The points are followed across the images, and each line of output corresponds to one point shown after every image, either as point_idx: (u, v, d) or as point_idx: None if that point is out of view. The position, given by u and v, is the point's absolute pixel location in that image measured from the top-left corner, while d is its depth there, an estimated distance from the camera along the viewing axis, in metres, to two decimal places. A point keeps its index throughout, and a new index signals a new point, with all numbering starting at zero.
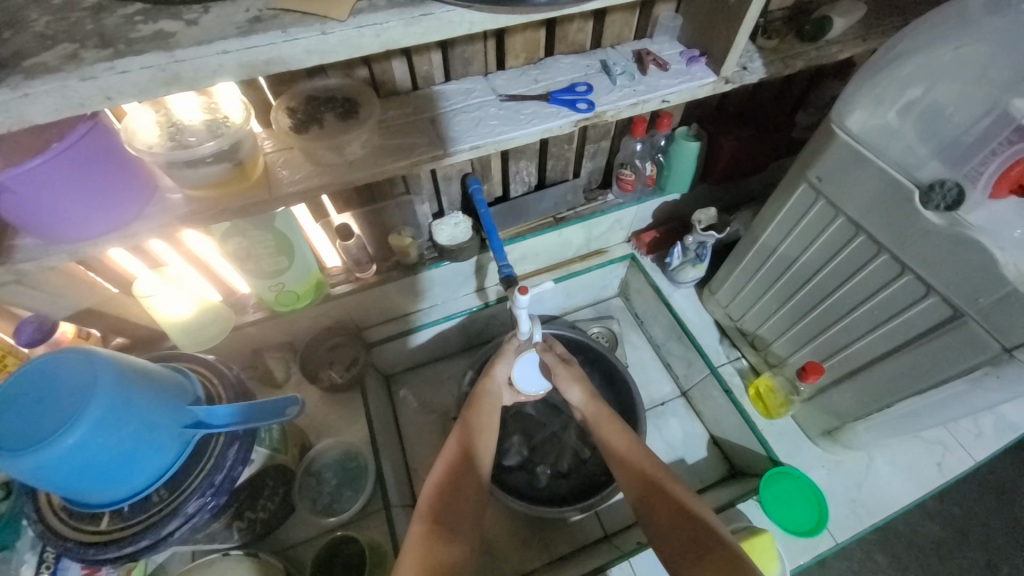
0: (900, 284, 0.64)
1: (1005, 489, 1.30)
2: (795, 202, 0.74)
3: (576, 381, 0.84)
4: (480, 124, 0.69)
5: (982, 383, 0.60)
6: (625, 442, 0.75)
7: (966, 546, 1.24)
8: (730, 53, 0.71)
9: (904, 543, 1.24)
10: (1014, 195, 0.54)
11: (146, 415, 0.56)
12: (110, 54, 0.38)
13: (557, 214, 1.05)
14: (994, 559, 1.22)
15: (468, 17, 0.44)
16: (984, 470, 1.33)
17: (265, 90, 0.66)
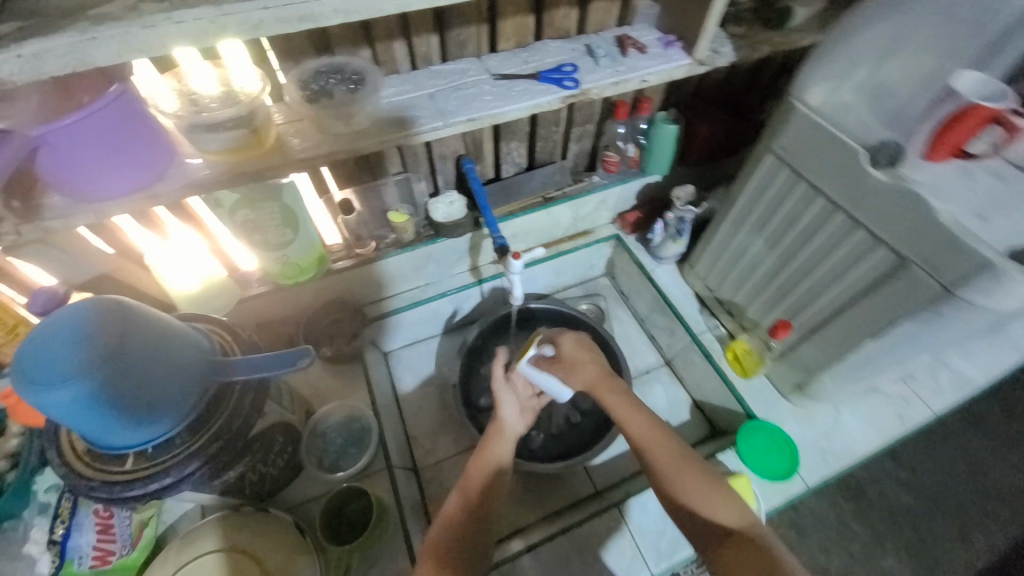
0: (853, 240, 0.71)
1: (975, 461, 1.42)
2: (763, 173, 0.81)
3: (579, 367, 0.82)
4: (475, 99, 0.75)
5: (928, 323, 0.66)
6: (640, 419, 0.73)
7: (940, 515, 1.35)
8: (702, 36, 0.78)
9: (880, 512, 1.36)
10: (947, 157, 0.62)
11: (173, 364, 0.62)
12: (167, 7, 0.43)
13: (546, 195, 1.11)
14: (968, 526, 1.34)
15: None
16: (956, 444, 1.44)
17: (268, 47, 0.69)
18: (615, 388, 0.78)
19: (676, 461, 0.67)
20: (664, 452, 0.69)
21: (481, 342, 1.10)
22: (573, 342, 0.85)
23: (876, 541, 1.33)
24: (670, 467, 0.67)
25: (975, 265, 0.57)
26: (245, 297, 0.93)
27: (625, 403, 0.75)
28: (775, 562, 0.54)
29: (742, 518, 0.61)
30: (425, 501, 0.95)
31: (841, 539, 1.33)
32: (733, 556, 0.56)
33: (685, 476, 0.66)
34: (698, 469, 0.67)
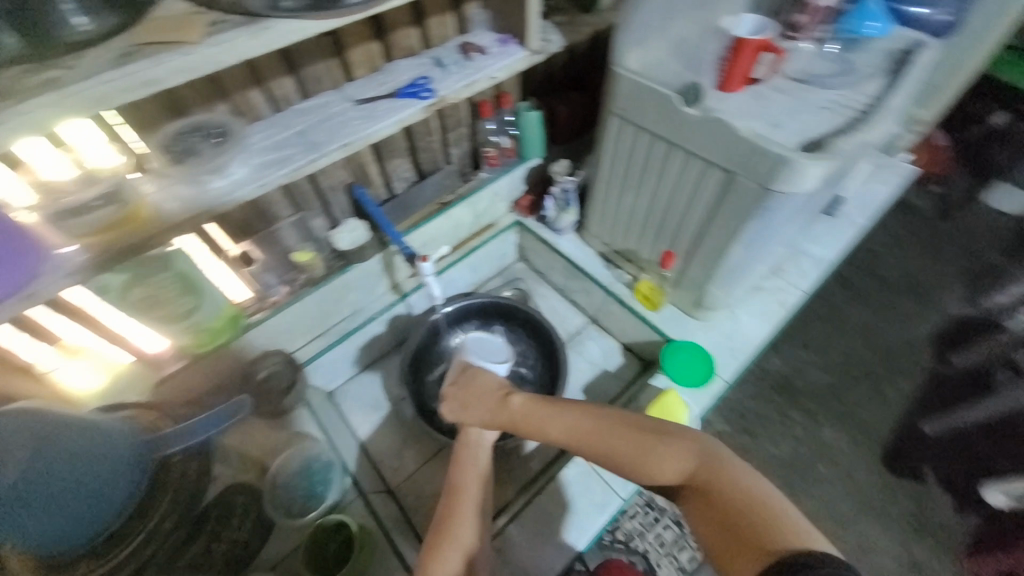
0: (693, 169, 0.85)
1: (866, 330, 1.75)
2: (613, 134, 0.94)
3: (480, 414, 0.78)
4: (343, 126, 0.79)
5: (764, 218, 0.81)
6: (558, 422, 0.70)
7: (853, 381, 1.65)
8: (529, 29, 0.89)
9: (808, 395, 1.63)
10: (731, 89, 0.80)
11: (116, 447, 0.69)
12: (9, 100, 0.44)
13: (441, 200, 1.16)
14: (878, 385, 1.64)
15: (304, 26, 0.54)
16: (848, 321, 1.77)
17: (116, 120, 0.69)
18: (516, 410, 0.74)
19: (608, 443, 0.66)
20: (596, 441, 0.67)
21: (420, 352, 1.13)
22: (458, 401, 0.80)
23: (811, 419, 1.59)
24: (608, 452, 0.66)
25: (775, 161, 0.72)
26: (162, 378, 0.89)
27: (534, 417, 0.72)
28: (728, 496, 0.56)
29: (685, 461, 0.61)
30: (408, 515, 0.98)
31: (784, 429, 1.58)
32: (696, 504, 0.59)
33: (623, 450, 0.65)
34: (628, 436, 0.65)
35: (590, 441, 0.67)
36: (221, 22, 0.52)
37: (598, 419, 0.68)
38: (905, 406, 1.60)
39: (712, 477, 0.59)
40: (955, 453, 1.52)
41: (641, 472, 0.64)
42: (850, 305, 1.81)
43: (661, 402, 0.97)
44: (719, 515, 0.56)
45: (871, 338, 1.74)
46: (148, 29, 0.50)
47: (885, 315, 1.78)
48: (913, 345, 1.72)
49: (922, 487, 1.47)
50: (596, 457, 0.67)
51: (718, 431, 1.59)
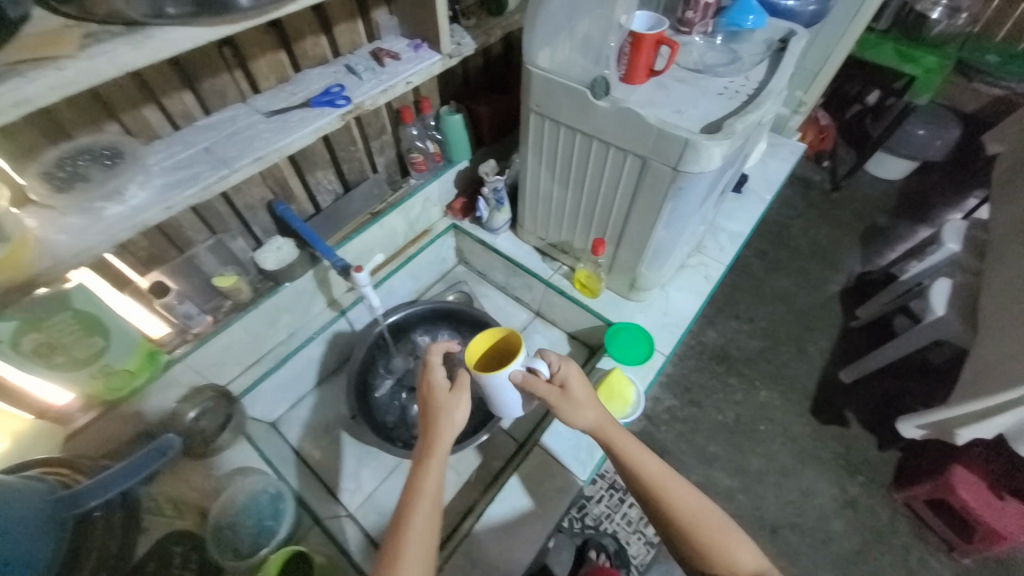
0: (612, 157, 0.89)
1: (783, 295, 1.94)
2: (534, 130, 0.97)
3: (587, 401, 0.75)
4: (255, 140, 0.76)
5: (679, 198, 0.87)
6: (654, 466, 0.72)
7: (780, 344, 1.81)
8: (440, 32, 0.90)
9: (743, 361, 1.77)
10: (632, 84, 0.87)
11: (26, 504, 0.61)
12: None
13: (372, 210, 1.15)
14: (800, 344, 1.82)
15: (192, 35, 0.51)
16: (768, 289, 1.95)
17: None
18: (622, 431, 0.75)
19: (697, 514, 0.69)
20: (682, 507, 0.70)
21: (368, 368, 1.10)
22: (583, 375, 0.77)
23: (748, 383, 1.72)
24: (696, 521, 0.69)
25: (683, 145, 0.77)
26: (74, 432, 0.81)
27: (639, 450, 0.73)
28: None
29: (753, 560, 0.67)
30: (371, 535, 0.95)
31: (726, 395, 1.70)
32: None
33: (709, 527, 0.68)
34: (713, 513, 0.70)
35: (679, 504, 0.70)
36: (98, 33, 0.48)
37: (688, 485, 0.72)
38: (824, 360, 1.78)
39: None
40: (869, 395, 1.70)
41: (715, 552, 0.67)
42: (768, 275, 2.00)
43: (607, 382, 1.03)
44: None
45: (789, 302, 1.92)
46: (14, 48, 0.45)
47: (798, 280, 1.98)
48: (824, 304, 1.92)
49: (847, 429, 1.64)
50: (679, 520, 0.69)
51: (668, 406, 1.68)
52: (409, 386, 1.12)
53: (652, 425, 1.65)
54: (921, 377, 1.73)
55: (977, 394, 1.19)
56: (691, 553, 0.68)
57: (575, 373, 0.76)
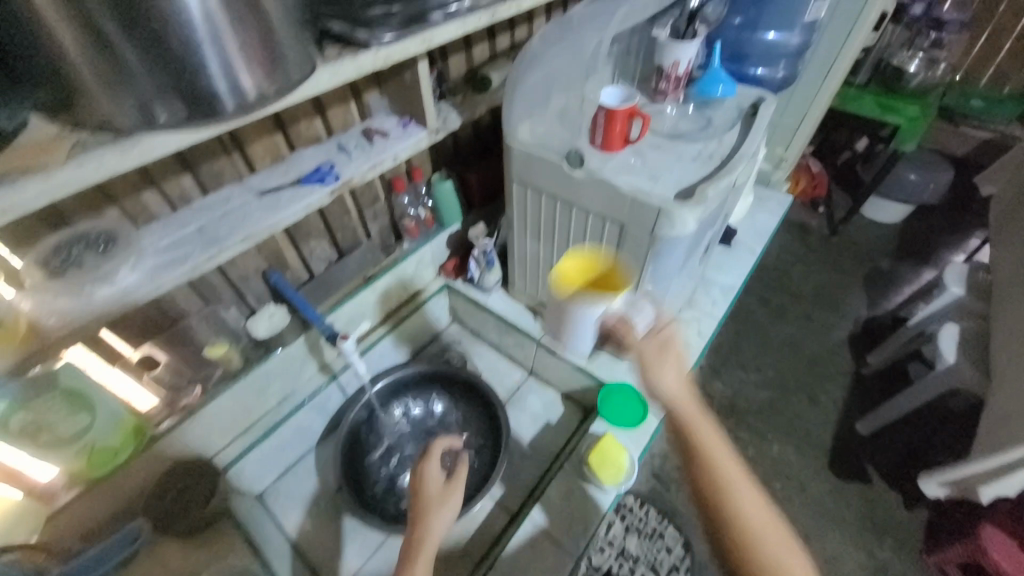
0: (591, 222, 0.92)
1: (789, 342, 1.90)
2: (516, 197, 1.01)
3: (672, 371, 0.77)
4: (246, 218, 0.79)
5: (657, 259, 0.89)
6: (725, 460, 0.70)
7: (789, 393, 1.76)
8: (426, 110, 0.96)
9: (752, 413, 1.71)
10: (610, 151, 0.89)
11: None
12: None
13: (365, 274, 1.16)
14: (811, 393, 1.76)
15: (175, 138, 0.55)
16: (773, 335, 1.92)
17: None
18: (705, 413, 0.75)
19: (764, 519, 0.67)
20: (742, 507, 0.68)
21: (358, 436, 1.08)
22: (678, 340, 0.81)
23: (759, 437, 1.65)
24: (753, 522, 0.67)
25: (656, 214, 0.81)
26: (55, 512, 0.79)
27: (717, 438, 0.72)
28: None
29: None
30: None
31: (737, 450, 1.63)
32: None
33: (765, 530, 0.66)
34: (775, 522, 0.67)
35: (740, 502, 0.67)
36: (88, 142, 0.52)
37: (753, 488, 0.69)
38: (839, 410, 1.72)
39: None
40: (888, 446, 1.62)
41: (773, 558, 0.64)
42: (772, 322, 1.97)
43: (601, 447, 1.01)
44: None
45: (796, 350, 1.88)
46: (11, 156, 0.50)
47: (803, 326, 1.96)
48: (832, 350, 1.88)
49: (870, 485, 1.55)
50: (744, 517, 0.67)
51: (677, 464, 1.62)
52: (399, 453, 1.10)
53: (661, 484, 1.58)
54: (943, 426, 1.65)
55: (999, 447, 1.13)
56: (735, 553, 0.67)
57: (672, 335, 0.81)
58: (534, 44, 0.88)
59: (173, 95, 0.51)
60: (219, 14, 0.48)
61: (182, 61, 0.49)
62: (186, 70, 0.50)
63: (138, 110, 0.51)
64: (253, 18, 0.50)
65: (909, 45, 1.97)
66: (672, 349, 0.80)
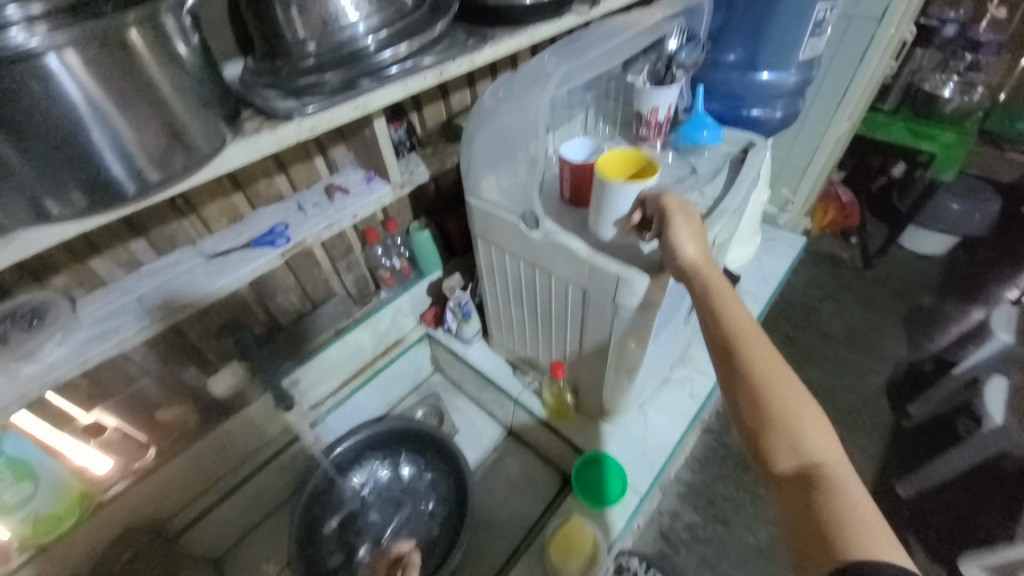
0: (554, 283, 0.86)
1: (820, 386, 1.68)
2: (483, 254, 0.97)
3: (691, 235, 0.70)
4: (189, 284, 0.78)
5: (624, 326, 0.82)
6: (744, 324, 0.62)
7: None
8: (388, 166, 0.93)
9: None
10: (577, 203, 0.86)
11: None
12: None
13: (338, 326, 1.13)
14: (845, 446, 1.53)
15: (58, 230, 0.53)
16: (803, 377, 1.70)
17: None
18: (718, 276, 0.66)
19: (770, 376, 0.57)
20: (764, 373, 0.58)
21: (318, 500, 1.03)
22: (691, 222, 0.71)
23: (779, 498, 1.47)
24: (775, 390, 0.56)
25: (615, 280, 0.76)
26: None
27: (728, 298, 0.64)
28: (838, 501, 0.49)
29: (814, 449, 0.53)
30: None
31: (754, 512, 1.45)
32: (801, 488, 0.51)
33: (790, 401, 0.56)
34: (805, 397, 0.56)
35: (758, 367, 0.58)
36: None
37: (781, 362, 0.59)
38: (872, 464, 1.48)
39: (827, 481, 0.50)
40: (938, 511, 1.36)
41: (767, 420, 0.55)
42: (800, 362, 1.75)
43: (566, 531, 0.93)
44: (834, 512, 0.48)
45: (826, 397, 1.65)
46: None
47: (837, 369, 1.71)
48: (866, 398, 1.63)
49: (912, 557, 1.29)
50: (744, 367, 0.58)
51: (688, 523, 1.44)
52: (358, 522, 1.04)
53: (670, 547, 1.40)
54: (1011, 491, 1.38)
55: None
56: (754, 426, 0.56)
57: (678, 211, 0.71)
58: (485, 102, 0.84)
59: (69, 184, 0.48)
60: (101, 96, 0.46)
61: (69, 151, 0.46)
62: (70, 159, 0.47)
63: (30, 203, 0.49)
64: (141, 98, 0.48)
65: (941, 68, 1.81)
66: (693, 216, 0.72)
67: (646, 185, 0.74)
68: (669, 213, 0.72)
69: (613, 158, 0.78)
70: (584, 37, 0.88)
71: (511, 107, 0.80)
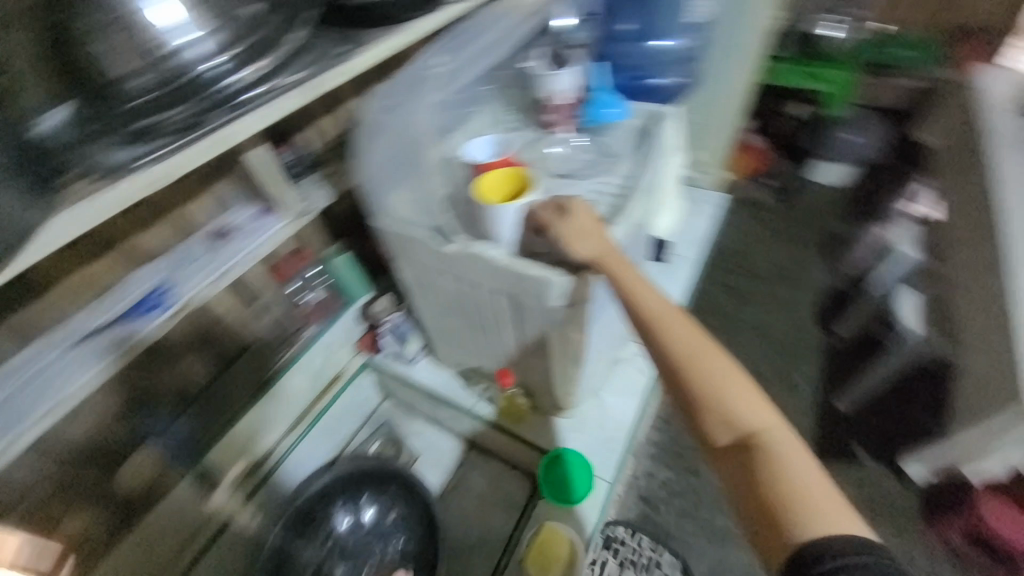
0: (483, 294, 0.82)
1: (760, 325, 1.70)
2: (406, 276, 0.91)
3: (585, 238, 0.69)
4: (55, 383, 0.66)
5: (561, 326, 0.80)
6: (659, 311, 0.61)
7: (765, 379, 1.58)
8: (280, 199, 0.86)
9: None
10: None
11: None
12: None
13: (264, 377, 1.03)
14: (792, 376, 1.57)
15: None
16: (748, 317, 1.72)
17: None
18: (624, 265, 0.66)
19: (694, 357, 0.57)
20: (693, 357, 0.57)
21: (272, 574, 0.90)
22: (593, 228, 0.70)
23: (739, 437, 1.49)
24: (700, 373, 0.56)
25: (537, 284, 0.72)
26: None
27: (638, 288, 0.63)
28: (780, 471, 0.50)
29: (750, 419, 0.54)
30: None
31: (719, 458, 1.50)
32: (744, 466, 0.52)
33: (721, 381, 0.56)
34: (733, 372, 0.56)
35: (685, 356, 0.57)
36: None
37: (700, 338, 0.59)
38: (815, 387, 1.54)
39: (767, 453, 0.51)
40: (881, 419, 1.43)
41: (700, 405, 0.56)
42: (739, 307, 1.75)
43: (539, 541, 0.94)
44: (782, 490, 0.49)
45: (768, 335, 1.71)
46: None
47: (770, 304, 1.75)
48: (800, 327, 1.68)
49: (861, 467, 1.38)
50: (668, 357, 0.58)
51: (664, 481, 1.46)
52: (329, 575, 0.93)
53: (650, 508, 1.41)
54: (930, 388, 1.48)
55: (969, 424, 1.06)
56: (690, 411, 0.57)
57: (566, 216, 0.71)
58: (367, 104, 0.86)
59: None
60: None
61: None
62: None
63: None
64: None
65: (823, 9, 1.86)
66: (581, 219, 0.71)
67: (530, 201, 0.74)
68: (554, 223, 0.71)
69: (493, 179, 0.78)
70: (455, 47, 0.90)
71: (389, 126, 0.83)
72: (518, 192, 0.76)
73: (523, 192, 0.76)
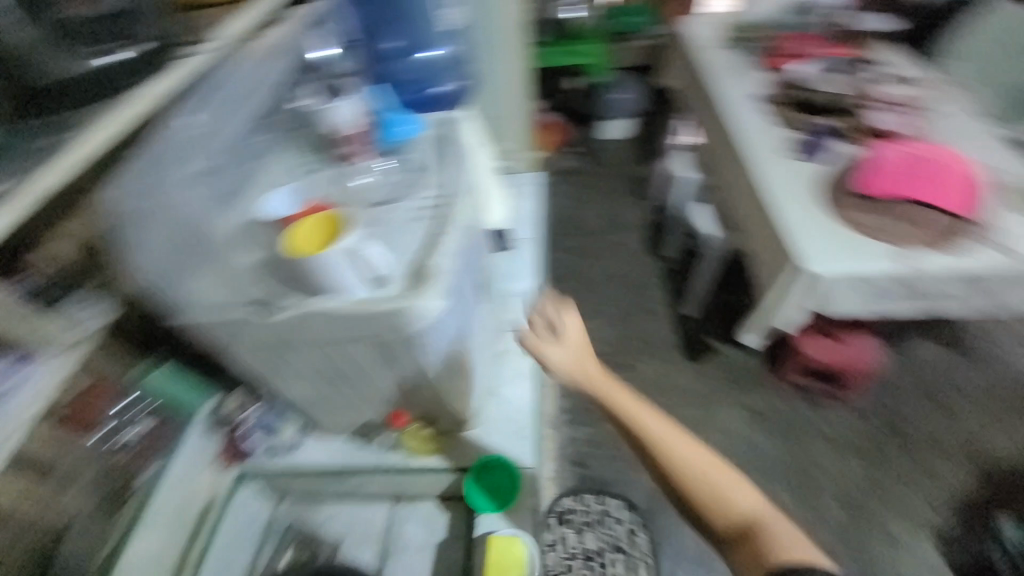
0: (340, 348, 0.76)
1: (611, 273, 1.91)
2: (248, 363, 0.80)
3: (572, 360, 0.83)
4: None
5: (430, 346, 0.78)
6: (656, 424, 0.78)
7: (630, 316, 1.79)
8: (35, 339, 0.72)
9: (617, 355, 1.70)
10: None
11: None
12: None
13: (105, 553, 0.82)
14: (648, 304, 1.81)
15: None
16: (599, 270, 1.92)
17: None
18: (616, 389, 0.81)
19: (694, 461, 0.76)
20: (692, 460, 0.76)
21: None
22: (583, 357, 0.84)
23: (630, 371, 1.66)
24: (700, 471, 0.76)
25: (390, 319, 0.71)
26: None
27: (637, 407, 0.79)
28: (775, 538, 0.71)
29: (747, 503, 0.75)
30: None
31: None
32: (745, 539, 0.73)
33: (713, 474, 0.76)
34: (727, 469, 0.77)
35: (686, 459, 0.76)
36: None
37: (694, 442, 0.78)
38: (666, 306, 1.80)
39: (764, 528, 0.73)
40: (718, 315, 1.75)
41: (704, 496, 0.75)
42: (589, 264, 1.94)
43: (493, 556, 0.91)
44: (769, 547, 0.71)
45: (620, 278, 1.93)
46: None
47: (611, 251, 1.98)
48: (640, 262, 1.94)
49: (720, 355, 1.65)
50: (672, 461, 0.76)
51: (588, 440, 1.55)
52: None
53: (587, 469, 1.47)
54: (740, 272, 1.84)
55: (768, 289, 1.34)
56: (695, 498, 0.76)
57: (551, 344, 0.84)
58: (109, 192, 0.72)
59: None
60: None
61: None
62: None
63: None
64: None
65: None
66: (578, 357, 0.83)
67: (346, 239, 0.69)
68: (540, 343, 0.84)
69: (302, 229, 0.72)
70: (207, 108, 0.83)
71: (153, 206, 0.72)
72: (331, 233, 0.72)
73: (338, 232, 0.72)
